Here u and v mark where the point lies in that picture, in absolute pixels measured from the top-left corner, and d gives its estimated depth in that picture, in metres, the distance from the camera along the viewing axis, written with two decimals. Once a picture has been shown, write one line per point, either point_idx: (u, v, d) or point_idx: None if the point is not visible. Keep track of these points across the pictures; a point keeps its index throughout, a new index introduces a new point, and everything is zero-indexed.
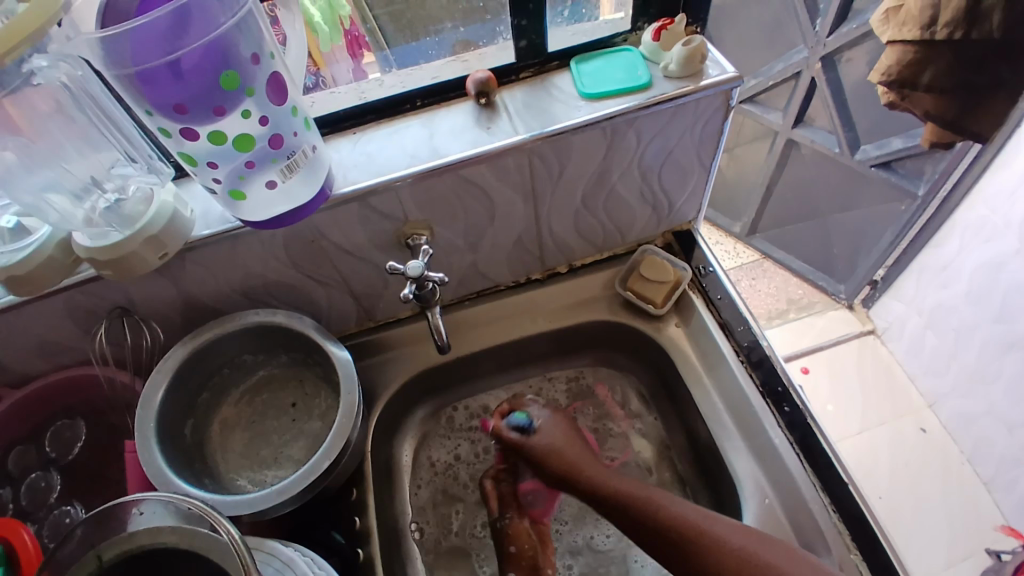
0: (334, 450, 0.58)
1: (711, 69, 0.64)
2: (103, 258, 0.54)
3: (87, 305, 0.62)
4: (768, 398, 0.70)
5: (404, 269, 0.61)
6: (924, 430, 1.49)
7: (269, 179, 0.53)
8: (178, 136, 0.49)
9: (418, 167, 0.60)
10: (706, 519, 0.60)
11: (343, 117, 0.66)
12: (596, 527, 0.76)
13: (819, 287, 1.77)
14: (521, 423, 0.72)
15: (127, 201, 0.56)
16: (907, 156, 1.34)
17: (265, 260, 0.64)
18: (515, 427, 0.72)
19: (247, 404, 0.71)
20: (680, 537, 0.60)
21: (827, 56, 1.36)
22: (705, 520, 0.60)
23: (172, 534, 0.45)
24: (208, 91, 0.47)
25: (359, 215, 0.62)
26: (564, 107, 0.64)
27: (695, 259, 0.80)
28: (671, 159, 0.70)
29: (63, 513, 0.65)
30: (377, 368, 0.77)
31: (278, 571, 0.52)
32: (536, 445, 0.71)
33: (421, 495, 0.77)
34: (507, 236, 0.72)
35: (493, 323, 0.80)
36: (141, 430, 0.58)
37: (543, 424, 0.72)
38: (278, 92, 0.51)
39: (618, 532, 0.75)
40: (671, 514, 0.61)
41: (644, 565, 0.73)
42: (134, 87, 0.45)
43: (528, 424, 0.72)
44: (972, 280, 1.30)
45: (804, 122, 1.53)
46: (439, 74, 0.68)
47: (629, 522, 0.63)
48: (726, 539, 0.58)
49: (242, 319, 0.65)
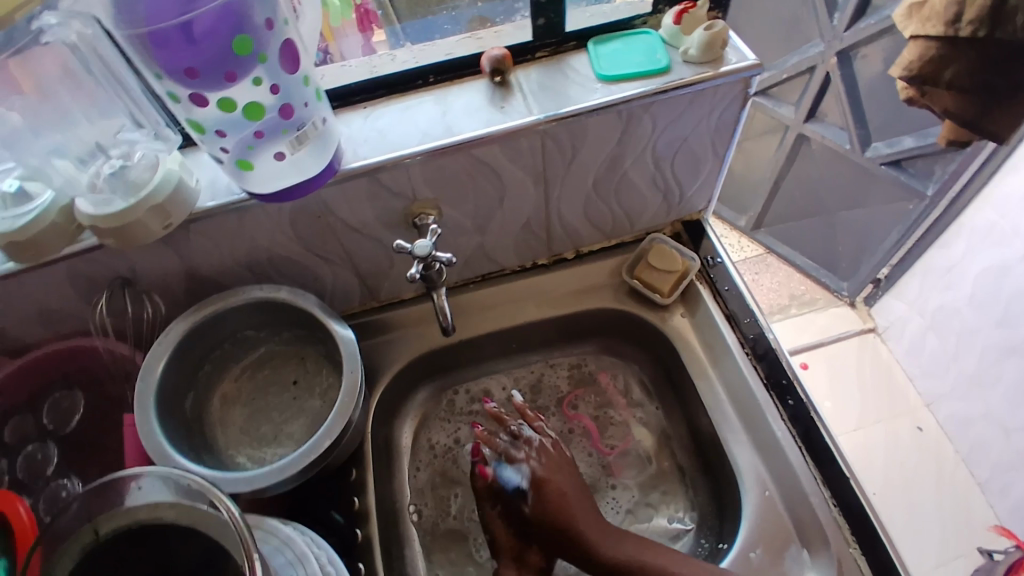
0: (336, 430, 0.57)
1: (731, 55, 0.63)
2: (105, 226, 0.53)
3: (89, 274, 0.61)
4: (772, 390, 0.70)
5: (411, 249, 0.60)
6: (920, 427, 1.50)
7: (278, 150, 0.52)
8: (187, 102, 0.48)
9: (429, 145, 0.59)
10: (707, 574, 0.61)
11: (353, 91, 0.64)
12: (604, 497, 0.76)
13: (822, 284, 1.76)
14: (508, 478, 0.68)
15: (133, 167, 0.54)
16: (918, 155, 1.33)
17: (272, 235, 0.63)
18: (504, 479, 0.68)
19: (248, 380, 0.70)
20: None
21: (843, 51, 1.34)
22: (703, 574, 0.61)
23: (172, 510, 0.46)
24: (220, 57, 0.45)
25: (368, 191, 0.61)
26: (581, 90, 0.62)
27: (704, 249, 0.79)
28: (685, 147, 0.69)
29: (60, 486, 0.65)
30: (380, 349, 0.76)
31: (276, 549, 0.52)
32: (531, 493, 0.66)
33: (420, 477, 0.77)
34: (516, 219, 0.71)
35: (497, 308, 0.79)
36: (142, 401, 0.58)
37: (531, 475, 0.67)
38: (290, 60, 0.50)
39: (623, 509, 0.75)
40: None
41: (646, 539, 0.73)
42: (144, 48, 0.44)
43: (515, 478, 0.67)
44: (977, 283, 1.30)
45: (816, 117, 1.51)
46: (452, 50, 0.67)
47: None
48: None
49: (245, 294, 0.64)
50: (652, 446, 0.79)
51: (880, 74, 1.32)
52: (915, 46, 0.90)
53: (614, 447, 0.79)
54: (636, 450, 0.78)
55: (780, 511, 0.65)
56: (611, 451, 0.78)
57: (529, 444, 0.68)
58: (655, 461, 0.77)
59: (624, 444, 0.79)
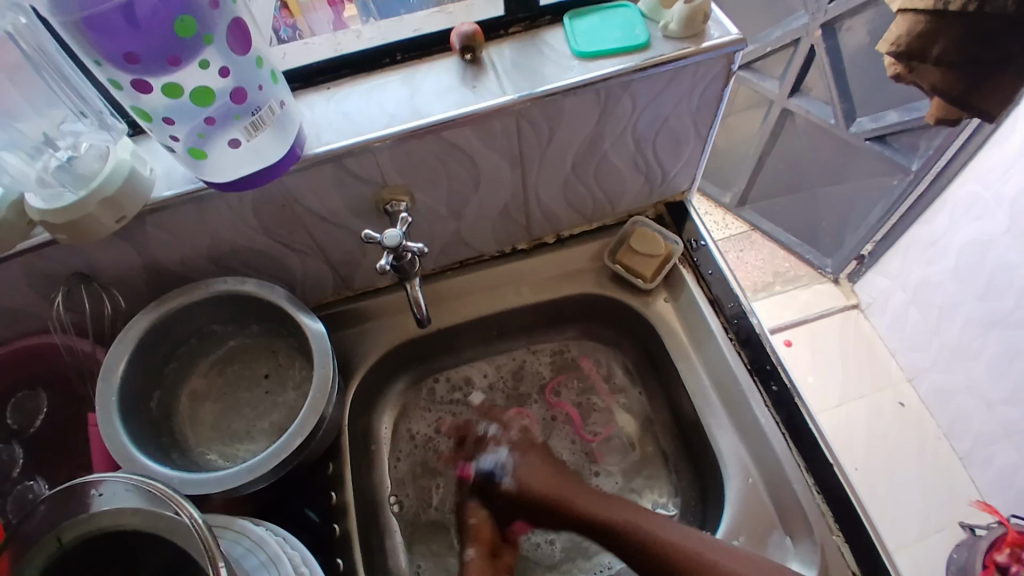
0: (307, 428, 0.55)
1: (713, 29, 0.60)
2: (56, 222, 0.50)
3: (44, 271, 0.58)
4: (755, 375, 0.69)
5: (381, 239, 0.57)
6: (902, 403, 1.51)
7: (232, 137, 0.49)
8: (131, 90, 0.44)
9: (397, 128, 0.56)
10: (696, 543, 0.62)
11: (317, 70, 0.61)
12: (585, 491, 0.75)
13: (806, 260, 1.76)
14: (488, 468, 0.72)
15: (80, 158, 0.51)
16: (902, 130, 1.32)
17: (235, 225, 0.60)
18: (483, 471, 0.72)
19: (217, 375, 0.68)
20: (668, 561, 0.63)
21: (828, 24, 1.31)
22: (694, 541, 0.62)
23: (135, 516, 0.44)
24: (164, 39, 0.42)
25: (335, 178, 0.58)
26: (557, 67, 0.59)
27: (686, 232, 0.77)
28: (666, 127, 0.66)
29: (26, 488, 0.62)
30: (356, 340, 0.74)
31: (249, 550, 0.50)
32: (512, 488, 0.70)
33: (401, 467, 0.76)
34: (493, 204, 0.69)
35: (476, 295, 0.77)
36: (104, 404, 0.55)
37: (508, 458, 0.71)
38: (241, 40, 0.47)
39: None
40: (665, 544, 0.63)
41: None
42: (79, 33, 0.40)
43: (494, 469, 0.71)
44: (959, 257, 1.31)
45: (800, 92, 1.48)
46: (421, 26, 0.63)
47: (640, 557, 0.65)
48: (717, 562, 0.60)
49: (208, 287, 0.61)
50: (634, 432, 0.78)
51: (864, 48, 1.29)
52: (903, 21, 0.85)
53: (597, 433, 0.78)
54: (619, 436, 0.78)
55: (763, 498, 0.65)
56: (594, 437, 0.78)
57: (497, 440, 0.73)
58: (639, 447, 0.77)
59: (607, 430, 0.78)
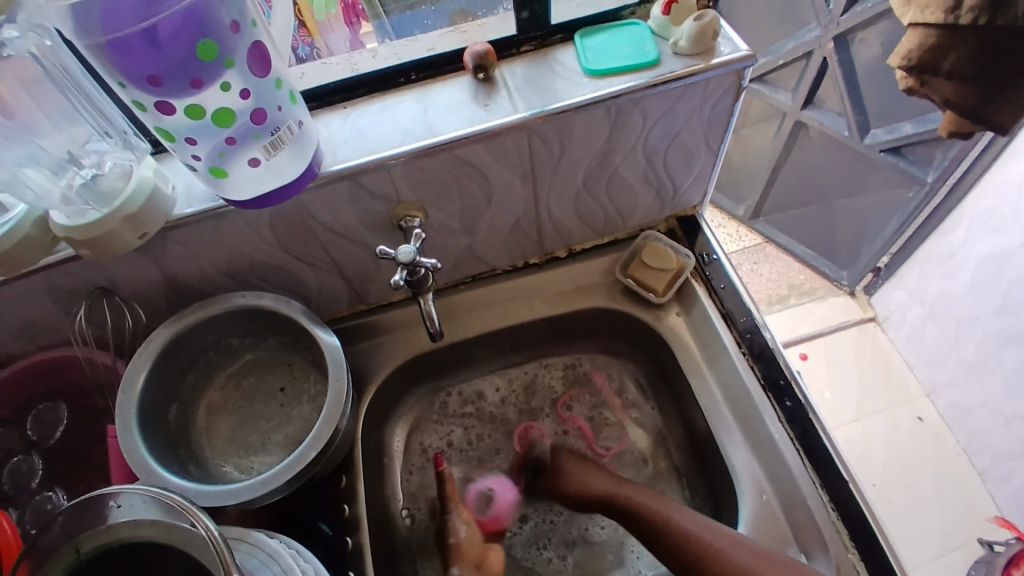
0: (321, 441, 0.56)
1: (723, 46, 0.60)
2: (79, 238, 0.51)
3: (67, 285, 0.59)
4: (769, 391, 0.68)
5: (394, 254, 0.58)
6: (920, 418, 1.49)
7: (251, 156, 0.50)
8: (154, 110, 0.46)
9: (411, 146, 0.57)
10: (723, 541, 0.61)
11: (333, 90, 0.62)
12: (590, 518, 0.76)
13: (822, 272, 1.74)
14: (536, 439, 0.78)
15: (103, 176, 0.52)
16: (917, 142, 1.31)
17: (252, 240, 0.61)
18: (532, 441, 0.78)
19: (234, 388, 0.69)
20: (697, 560, 0.61)
21: (840, 36, 1.31)
22: (719, 538, 0.61)
23: (151, 528, 0.44)
24: (185, 61, 0.43)
25: (349, 195, 0.59)
26: (568, 84, 0.60)
27: (698, 246, 0.77)
28: (677, 142, 0.67)
29: (44, 499, 0.63)
30: (368, 353, 0.75)
31: (262, 563, 0.51)
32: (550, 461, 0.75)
33: (413, 480, 0.77)
34: (505, 218, 0.69)
35: (488, 309, 0.78)
36: (122, 416, 0.56)
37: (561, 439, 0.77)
38: (260, 62, 0.48)
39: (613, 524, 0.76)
40: (692, 537, 0.62)
41: (639, 556, 0.74)
42: (105, 57, 0.42)
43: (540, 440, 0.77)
44: (976, 269, 1.30)
45: (813, 103, 1.48)
46: (435, 45, 0.64)
47: (667, 552, 0.64)
48: (742, 564, 0.59)
49: (226, 302, 0.62)
50: (647, 447, 0.79)
51: (876, 60, 1.29)
52: (914, 35, 0.84)
53: (609, 448, 0.79)
54: (631, 452, 0.79)
55: (777, 514, 0.65)
56: (607, 452, 0.79)
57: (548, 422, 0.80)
58: (651, 462, 0.78)
59: (619, 445, 0.79)
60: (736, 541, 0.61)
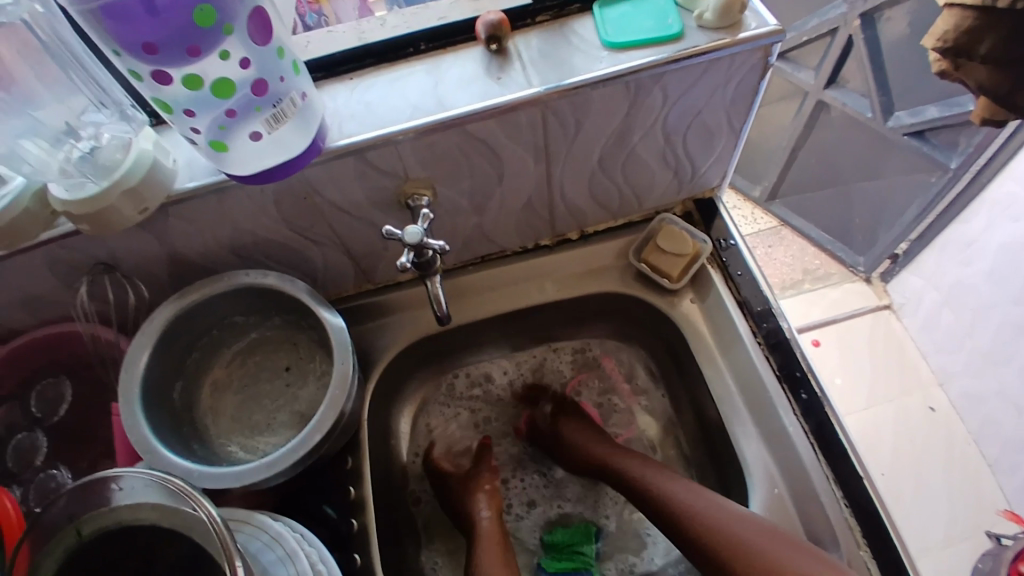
0: (326, 424, 0.55)
1: (751, 20, 0.57)
2: (78, 212, 0.50)
3: (68, 261, 0.58)
4: (784, 382, 0.66)
5: (401, 235, 0.56)
6: (931, 407, 1.47)
7: (253, 130, 0.48)
8: (151, 80, 0.44)
9: (420, 121, 0.55)
10: (733, 521, 0.59)
11: (340, 60, 0.60)
12: (598, 507, 0.78)
13: (837, 258, 1.70)
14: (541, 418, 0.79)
15: (102, 149, 0.51)
16: (942, 126, 1.27)
17: (256, 217, 0.59)
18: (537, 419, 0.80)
19: (239, 366, 0.68)
20: (704, 539, 0.60)
21: (867, 14, 1.25)
22: (731, 520, 0.60)
23: (152, 511, 0.44)
24: (183, 28, 0.41)
25: (355, 171, 0.57)
26: (585, 58, 0.57)
27: (715, 230, 0.75)
28: (698, 120, 0.64)
29: (48, 477, 0.63)
30: (374, 334, 0.73)
31: (266, 546, 0.50)
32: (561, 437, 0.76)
33: (418, 463, 0.78)
34: (516, 198, 0.67)
35: (497, 290, 0.76)
36: (126, 394, 0.55)
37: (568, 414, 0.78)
38: (262, 31, 0.46)
39: (620, 514, 0.78)
40: (701, 518, 0.61)
41: (656, 540, 0.75)
42: (98, 23, 0.40)
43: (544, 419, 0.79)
44: (997, 259, 1.26)
45: (836, 83, 1.42)
46: (446, 15, 0.62)
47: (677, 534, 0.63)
48: (751, 543, 0.57)
49: (232, 279, 0.61)
50: (656, 434, 0.80)
51: (904, 39, 1.23)
52: (950, 15, 0.80)
53: (618, 435, 0.81)
54: (640, 440, 0.80)
55: (789, 508, 0.63)
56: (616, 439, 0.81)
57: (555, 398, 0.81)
58: (660, 449, 0.78)
59: (627, 433, 0.81)
60: (747, 520, 0.59)
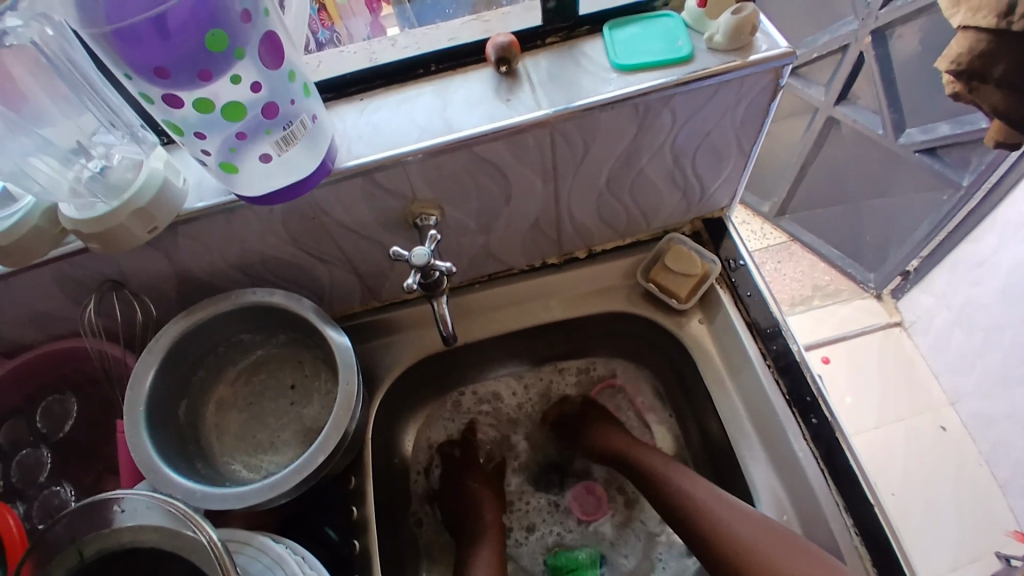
0: (330, 444, 0.55)
1: (761, 42, 0.57)
2: (87, 231, 0.50)
3: (76, 278, 0.58)
4: (794, 407, 0.65)
5: (408, 256, 0.56)
6: (943, 427, 1.44)
7: (263, 152, 0.48)
8: (162, 103, 0.44)
9: (428, 142, 0.55)
10: (764, 537, 0.59)
11: (350, 81, 0.60)
12: (613, 548, 0.78)
13: (847, 274, 1.69)
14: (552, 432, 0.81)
15: (113, 169, 0.52)
16: (954, 143, 1.25)
17: (263, 236, 0.59)
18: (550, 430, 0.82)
19: (244, 383, 0.68)
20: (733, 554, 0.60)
21: (878, 31, 1.24)
22: (762, 535, 0.59)
23: (154, 533, 0.43)
24: (194, 52, 0.41)
25: (363, 191, 0.57)
26: (594, 80, 0.57)
27: (725, 250, 0.74)
28: (707, 141, 0.64)
29: (52, 493, 0.63)
30: (379, 352, 0.73)
31: (267, 568, 0.50)
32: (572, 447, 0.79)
33: (421, 482, 0.79)
34: (523, 218, 0.67)
35: (504, 308, 0.75)
36: (130, 413, 0.55)
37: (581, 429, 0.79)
38: (273, 54, 0.46)
39: (635, 554, 0.77)
40: (730, 535, 0.61)
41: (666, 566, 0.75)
42: (110, 47, 0.40)
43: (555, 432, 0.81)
44: (1009, 278, 1.24)
45: (846, 100, 1.40)
46: (455, 36, 0.62)
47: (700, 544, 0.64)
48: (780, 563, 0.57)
49: (238, 298, 0.61)
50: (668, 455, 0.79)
51: (915, 56, 1.23)
52: (964, 38, 0.79)
53: None
54: None
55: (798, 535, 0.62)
56: None
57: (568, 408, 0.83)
58: None
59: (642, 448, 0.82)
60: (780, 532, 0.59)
